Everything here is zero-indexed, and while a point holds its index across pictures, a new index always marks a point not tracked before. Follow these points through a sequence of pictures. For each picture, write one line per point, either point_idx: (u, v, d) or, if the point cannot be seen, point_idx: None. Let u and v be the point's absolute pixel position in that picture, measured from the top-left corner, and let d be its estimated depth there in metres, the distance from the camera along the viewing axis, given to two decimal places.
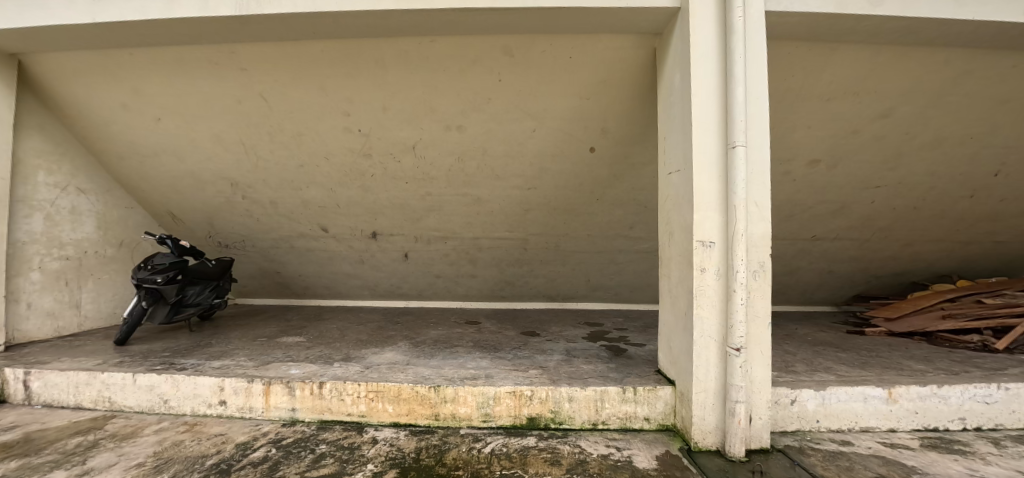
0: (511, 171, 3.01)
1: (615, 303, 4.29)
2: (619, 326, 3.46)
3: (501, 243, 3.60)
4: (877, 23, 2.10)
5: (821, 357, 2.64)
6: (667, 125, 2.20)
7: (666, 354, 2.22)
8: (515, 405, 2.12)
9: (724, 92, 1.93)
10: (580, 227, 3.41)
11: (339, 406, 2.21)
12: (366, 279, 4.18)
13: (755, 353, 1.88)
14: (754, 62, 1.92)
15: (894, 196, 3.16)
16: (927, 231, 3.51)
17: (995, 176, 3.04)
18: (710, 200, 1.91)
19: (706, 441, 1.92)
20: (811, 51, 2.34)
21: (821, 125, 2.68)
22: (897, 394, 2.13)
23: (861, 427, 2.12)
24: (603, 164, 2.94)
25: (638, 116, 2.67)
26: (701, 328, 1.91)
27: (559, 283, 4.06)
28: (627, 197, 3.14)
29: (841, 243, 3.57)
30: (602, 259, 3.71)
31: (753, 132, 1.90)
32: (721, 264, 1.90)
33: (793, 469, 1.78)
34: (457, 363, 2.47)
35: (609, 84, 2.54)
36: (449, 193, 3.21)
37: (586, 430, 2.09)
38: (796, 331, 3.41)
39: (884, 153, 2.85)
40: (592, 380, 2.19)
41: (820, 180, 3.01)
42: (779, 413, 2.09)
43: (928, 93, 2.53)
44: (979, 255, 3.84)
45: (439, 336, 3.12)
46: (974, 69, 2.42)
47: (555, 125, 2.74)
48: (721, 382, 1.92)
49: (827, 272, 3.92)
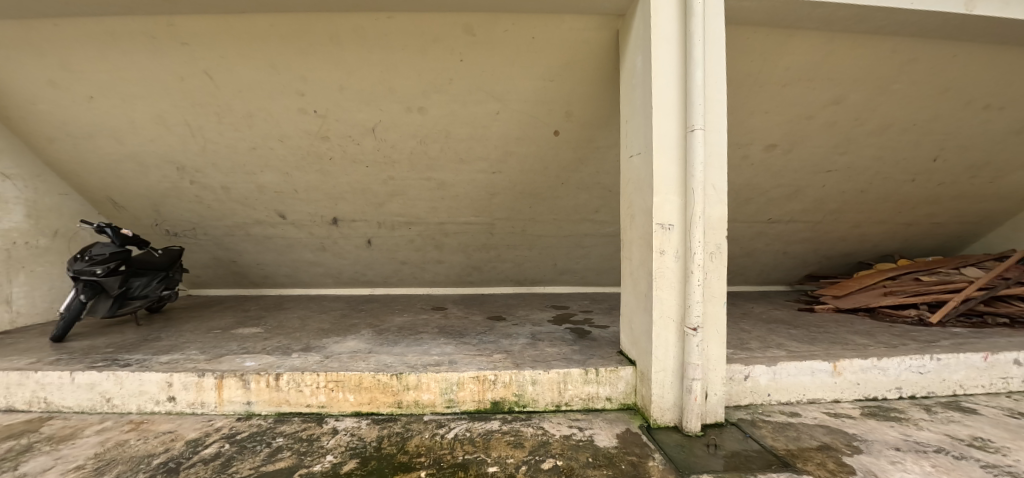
0: (476, 155, 2.96)
1: (582, 286, 4.36)
2: (585, 308, 3.51)
3: (467, 228, 3.56)
4: (829, 10, 2.14)
5: (774, 333, 2.76)
6: (629, 107, 2.19)
7: (627, 335, 2.26)
8: (478, 389, 2.11)
9: (683, 75, 1.93)
10: (546, 212, 3.41)
11: (297, 398, 2.14)
12: (329, 266, 4.05)
13: (712, 332, 1.94)
14: (713, 46, 1.94)
15: (844, 180, 3.30)
16: (874, 213, 3.70)
17: (934, 161, 3.22)
18: (670, 183, 1.92)
19: (665, 418, 1.98)
20: (769, 36, 2.36)
21: (778, 111, 2.75)
22: (842, 367, 2.25)
23: (809, 398, 2.24)
24: (568, 146, 2.91)
25: (603, 99, 2.65)
26: (660, 308, 1.94)
27: (527, 268, 4.08)
28: (592, 182, 3.15)
29: (795, 225, 3.72)
30: (569, 243, 3.74)
31: (712, 115, 1.93)
32: (679, 247, 1.93)
33: (745, 441, 1.87)
34: (421, 349, 2.43)
35: (573, 66, 2.50)
36: (412, 178, 3.13)
37: (549, 412, 2.12)
38: (752, 310, 3.55)
39: (836, 138, 2.96)
40: (556, 363, 2.20)
41: (777, 165, 3.11)
42: (734, 388, 2.17)
43: (876, 81, 2.64)
44: (919, 236, 4.09)
45: (404, 322, 3.06)
46: (917, 58, 2.52)
47: (519, 107, 2.69)
48: (679, 361, 1.97)
49: (782, 253, 4.09)
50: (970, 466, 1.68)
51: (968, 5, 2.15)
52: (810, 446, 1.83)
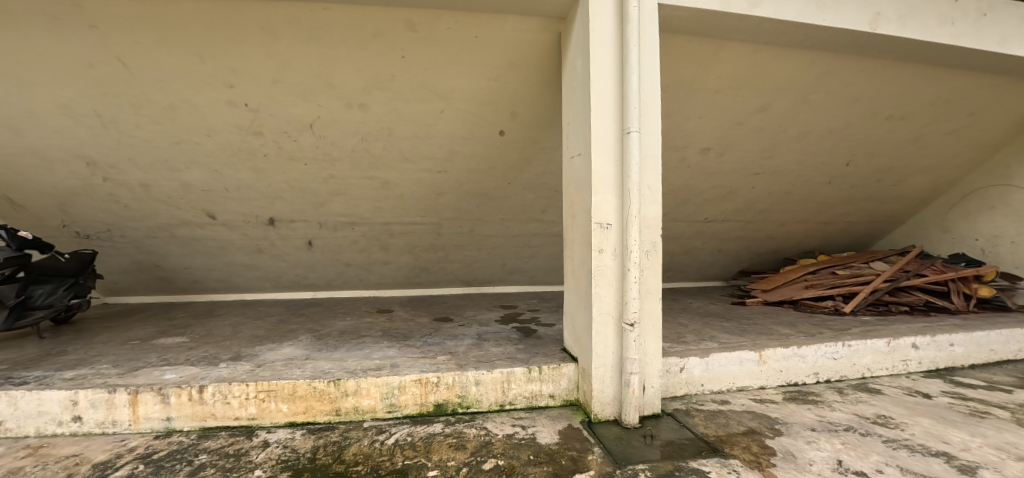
0: (421, 153, 2.90)
1: (531, 285, 4.47)
2: (532, 307, 3.56)
3: (414, 229, 3.49)
4: (754, 23, 2.28)
5: (708, 326, 2.92)
6: (571, 109, 2.23)
7: (570, 333, 2.30)
8: (421, 392, 2.07)
9: (620, 79, 2.00)
10: (494, 212, 3.42)
11: (224, 411, 2.00)
12: (267, 270, 3.84)
13: (648, 327, 2.02)
14: (648, 52, 2.01)
15: (770, 182, 3.55)
16: (797, 213, 4.01)
17: (847, 166, 3.54)
18: (608, 183, 1.97)
19: (605, 412, 2.03)
20: (701, 46, 2.48)
21: (711, 116, 2.91)
22: (767, 356, 2.42)
23: (737, 386, 2.39)
24: (514, 147, 2.93)
25: (547, 101, 2.69)
26: (600, 305, 1.99)
27: (476, 268, 4.09)
28: (538, 182, 3.19)
29: (729, 224, 3.95)
30: (517, 243, 3.78)
31: (647, 119, 2.00)
32: (617, 245, 1.98)
33: (679, 430, 1.96)
34: (362, 354, 2.36)
35: (516, 67, 2.51)
36: (355, 177, 3.02)
37: (493, 412, 2.12)
38: (690, 304, 3.74)
39: (763, 143, 3.18)
40: (500, 362, 2.21)
41: (711, 167, 3.29)
42: (670, 380, 2.27)
43: (796, 90, 2.85)
44: (835, 233, 4.48)
45: (346, 326, 2.96)
46: (831, 71, 2.75)
47: (464, 106, 2.67)
48: (618, 356, 2.03)
49: (718, 251, 4.34)
50: (873, 441, 1.86)
51: (873, 24, 2.37)
52: (737, 431, 1.94)
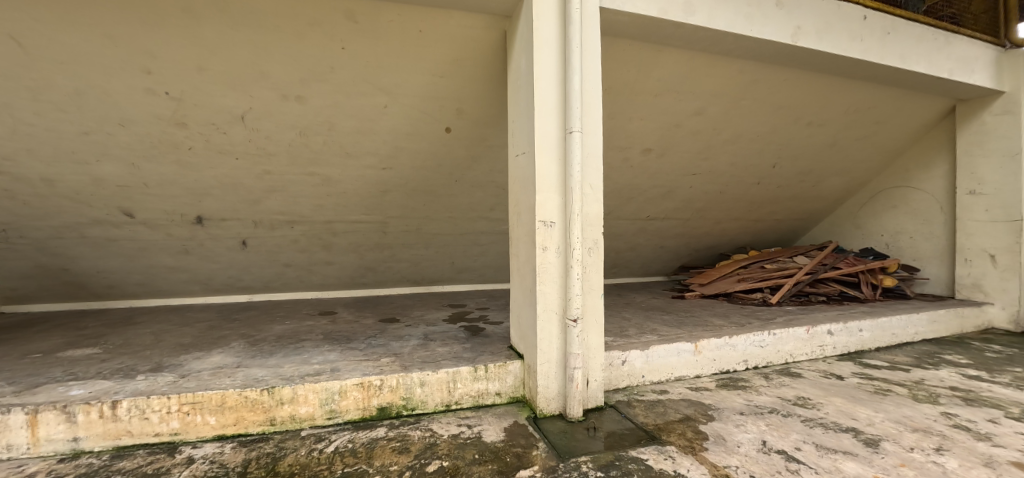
0: (364, 150, 2.81)
1: (481, 284, 4.53)
2: (481, 305, 3.56)
3: (358, 227, 3.39)
4: (690, 31, 2.40)
5: (649, 320, 3.06)
6: (516, 107, 2.23)
7: (516, 330, 2.32)
8: (363, 397, 2.01)
9: (563, 79, 2.03)
10: (441, 210, 3.39)
11: (142, 427, 1.84)
12: (196, 272, 3.57)
13: (590, 323, 2.07)
14: (589, 54, 2.06)
15: (707, 182, 3.76)
16: (731, 211, 4.28)
17: (774, 167, 3.82)
18: (551, 182, 2.00)
19: (550, 407, 2.07)
20: (642, 49, 2.58)
21: (652, 118, 3.03)
22: (701, 346, 2.57)
23: (675, 376, 2.51)
24: (461, 144, 2.91)
25: (493, 98, 2.68)
26: (544, 302, 2.01)
27: (424, 267, 4.05)
28: (485, 180, 3.20)
29: (669, 222, 4.15)
30: (465, 241, 3.78)
31: (589, 119, 2.05)
32: (560, 243, 2.02)
33: (621, 421, 2.03)
34: (300, 359, 2.25)
35: (462, 63, 2.48)
36: (293, 173, 2.87)
37: (439, 413, 2.09)
38: (634, 299, 3.90)
39: (699, 145, 3.36)
40: (445, 362, 2.19)
41: (652, 167, 3.43)
42: (613, 373, 2.35)
43: (728, 96, 3.04)
44: (764, 230, 4.83)
45: (285, 330, 2.81)
46: (759, 78, 2.96)
47: (409, 102, 2.61)
48: (562, 351, 2.07)
49: (660, 247, 4.56)
50: (793, 421, 2.02)
51: (794, 37, 2.57)
52: (674, 419, 2.05)
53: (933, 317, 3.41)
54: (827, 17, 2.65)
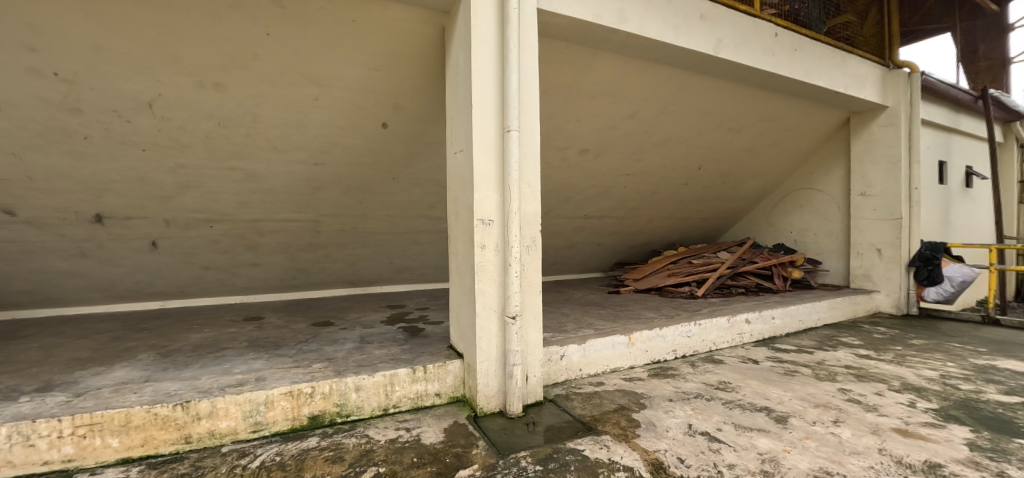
0: (293, 144, 2.65)
1: (421, 283, 4.48)
2: (420, 304, 3.51)
3: (288, 226, 3.20)
4: (623, 37, 2.51)
5: (586, 315, 3.18)
6: (454, 105, 2.21)
7: (455, 330, 2.30)
8: (292, 406, 1.90)
9: (500, 79, 2.04)
10: (379, 208, 3.30)
11: (27, 455, 1.60)
12: (96, 277, 3.17)
13: (529, 319, 2.11)
14: (527, 55, 2.09)
15: (640, 182, 3.97)
16: (662, 210, 4.55)
17: (700, 169, 4.11)
18: (490, 180, 2.00)
19: (490, 404, 2.08)
20: (578, 53, 2.66)
21: (590, 120, 3.14)
22: (635, 338, 2.71)
23: (611, 368, 2.63)
24: (398, 140, 2.84)
25: (431, 95, 2.64)
26: (483, 300, 2.02)
27: (361, 267, 3.92)
28: (424, 178, 3.16)
29: (606, 220, 4.33)
30: (404, 239, 3.71)
31: (526, 119, 2.08)
32: (499, 241, 2.03)
33: (559, 414, 2.09)
34: (220, 369, 2.08)
35: (399, 57, 2.41)
36: (212, 168, 2.64)
37: (376, 418, 2.03)
38: (573, 295, 4.03)
39: (633, 147, 3.53)
40: (383, 365, 2.12)
41: (589, 167, 3.55)
42: (552, 368, 2.41)
43: (659, 101, 3.22)
44: (692, 228, 5.19)
45: (204, 339, 2.59)
46: (686, 86, 3.16)
47: (343, 95, 2.49)
48: (501, 349, 2.09)
49: (597, 244, 4.74)
50: (715, 404, 2.19)
51: (716, 49, 2.78)
52: (609, 409, 2.14)
53: (832, 304, 3.84)
54: (744, 32, 2.90)
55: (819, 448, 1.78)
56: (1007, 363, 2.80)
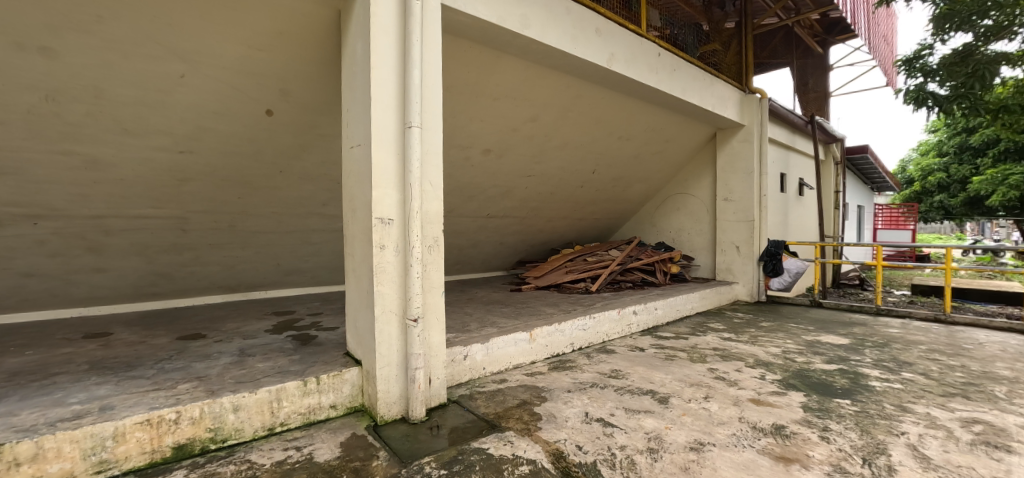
0: (152, 127, 2.25)
1: (313, 286, 4.15)
2: (312, 310, 3.25)
3: (144, 224, 2.72)
4: (525, 42, 2.59)
5: (489, 313, 3.22)
6: (351, 96, 2.07)
7: (352, 336, 2.17)
8: (151, 437, 1.60)
9: (402, 73, 1.96)
10: (262, 205, 2.98)
11: None
12: None
13: (431, 320, 2.07)
14: (429, 51, 2.05)
15: (542, 183, 4.15)
16: (561, 210, 4.81)
17: (595, 173, 4.43)
18: (389, 178, 1.92)
19: (391, 411, 1.99)
20: (482, 53, 2.68)
21: (493, 121, 3.18)
22: (536, 334, 2.82)
23: (513, 364, 2.70)
24: (286, 130, 2.58)
25: (325, 84, 2.45)
26: (382, 303, 1.92)
27: (241, 270, 3.50)
28: (317, 173, 2.92)
29: (510, 219, 4.45)
30: (292, 239, 3.39)
31: (428, 116, 2.04)
32: (399, 241, 1.96)
33: (464, 415, 2.08)
34: (46, 401, 1.68)
35: (288, 39, 2.16)
36: (34, 151, 2.11)
37: (260, 439, 1.82)
38: (476, 294, 4.06)
39: (534, 150, 3.68)
40: (268, 379, 1.91)
41: (493, 167, 3.61)
42: (456, 368, 2.39)
43: (558, 107, 3.40)
44: (588, 228, 5.57)
45: (22, 364, 2.07)
46: (581, 94, 3.39)
47: (217, 75, 2.18)
48: (402, 353, 2.02)
49: (500, 243, 4.85)
50: (609, 391, 2.37)
51: (608, 62, 3.02)
52: (512, 405, 2.19)
53: (703, 294, 4.42)
54: (632, 49, 3.19)
55: (694, 422, 2.02)
56: (826, 338, 3.49)
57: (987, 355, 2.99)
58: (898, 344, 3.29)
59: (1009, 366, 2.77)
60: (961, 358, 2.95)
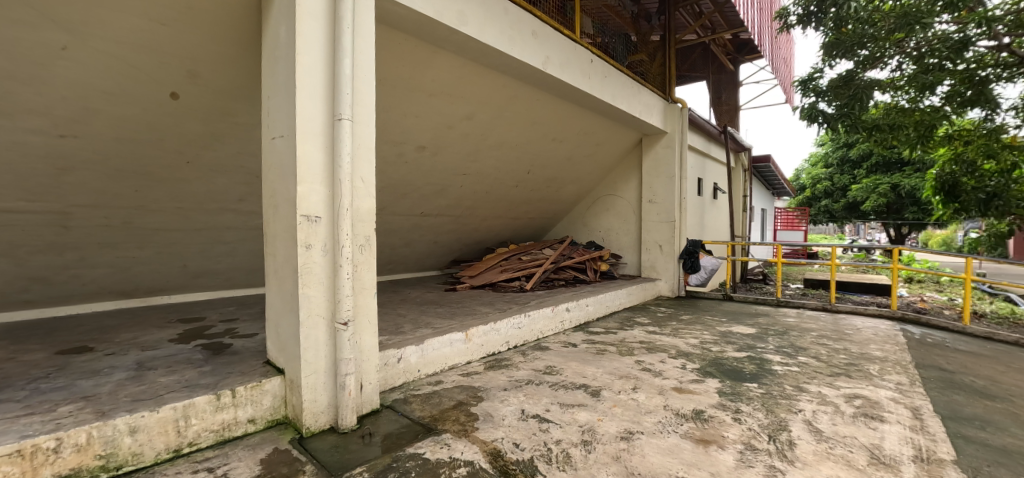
0: (19, 104, 1.89)
1: (227, 289, 3.77)
2: (227, 316, 2.94)
3: (9, 220, 2.29)
4: (462, 39, 2.56)
5: (424, 314, 3.13)
6: (272, 82, 1.90)
7: (273, 343, 1.99)
8: (22, 471, 1.33)
9: (331, 61, 1.84)
10: (165, 199, 2.64)
11: None
12: None
13: (363, 323, 1.97)
14: (361, 39, 1.94)
15: (477, 182, 4.13)
16: (497, 210, 4.83)
17: (530, 173, 4.50)
18: (316, 172, 1.79)
19: (319, 422, 1.86)
20: (418, 47, 2.59)
21: (429, 117, 3.10)
22: (471, 334, 2.79)
23: (449, 365, 2.65)
24: (194, 116, 2.30)
25: (243, 69, 2.22)
26: (308, 307, 1.79)
27: (138, 273, 3.07)
28: (232, 165, 2.65)
29: (445, 218, 4.38)
30: (201, 238, 3.05)
31: (360, 109, 1.93)
32: (327, 240, 1.83)
33: (398, 420, 2.00)
34: None
35: (198, 15, 1.92)
36: None
37: (163, 463, 1.60)
38: (410, 294, 3.94)
39: (470, 148, 3.64)
40: (174, 394, 1.69)
41: (427, 164, 3.51)
42: (388, 373, 2.30)
43: (494, 106, 3.39)
44: (524, 227, 5.66)
45: None
46: (517, 95, 3.43)
47: (108, 49, 1.88)
48: (330, 359, 1.89)
49: (434, 242, 4.75)
50: (544, 387, 2.42)
51: (543, 64, 3.07)
52: (449, 407, 2.15)
53: (631, 290, 4.68)
54: (566, 53, 3.28)
55: (623, 412, 2.12)
56: (736, 328, 3.86)
57: (863, 338, 3.49)
58: (795, 332, 3.73)
59: (880, 348, 3.25)
60: (844, 342, 3.40)
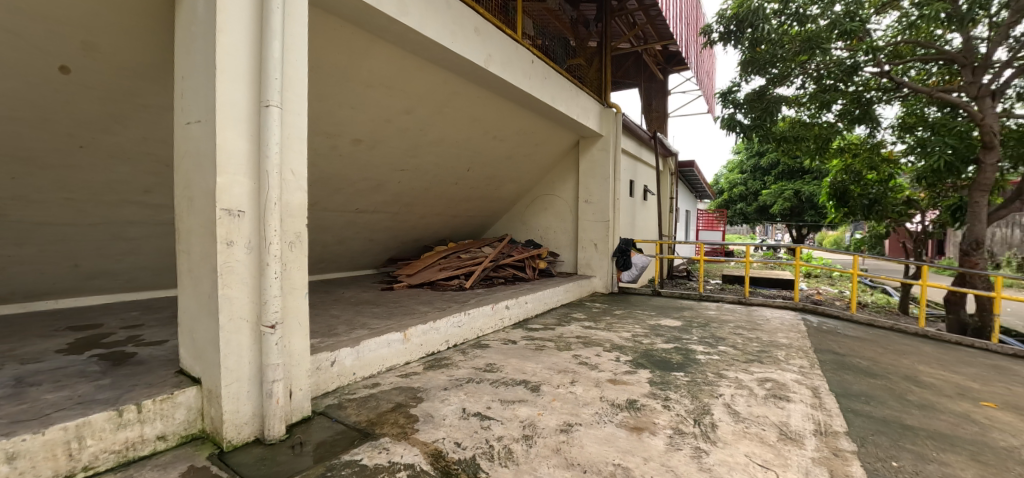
0: None
1: (128, 292, 3.34)
2: (130, 322, 2.61)
3: None
4: (403, 30, 2.48)
5: (359, 315, 3.00)
6: (187, 60, 1.71)
7: (187, 350, 1.80)
8: None
9: (257, 42, 1.69)
10: (48, 188, 2.27)
11: None
12: None
13: (292, 326, 1.84)
14: (292, 22, 1.80)
15: (417, 178, 4.03)
16: (436, 207, 4.76)
17: (471, 171, 4.48)
18: (239, 163, 1.64)
19: (242, 434, 1.71)
20: (355, 35, 2.47)
21: (366, 109, 2.98)
22: (410, 334, 2.72)
23: (387, 367, 2.57)
24: (88, 94, 1.99)
25: (150, 44, 1.97)
26: (230, 309, 1.63)
27: (12, 275, 2.61)
28: (136, 151, 2.35)
29: (382, 214, 4.22)
30: (96, 233, 2.67)
31: (290, 96, 1.80)
32: (252, 237, 1.69)
33: (332, 426, 1.90)
34: None
35: None
36: None
37: None
38: (343, 294, 3.75)
39: (409, 143, 3.55)
40: (63, 413, 1.47)
41: (363, 159, 3.37)
42: (321, 377, 2.17)
43: (435, 101, 3.33)
44: (465, 225, 5.62)
45: None
46: (458, 91, 3.40)
47: None
48: (255, 365, 1.75)
49: (370, 239, 4.57)
50: (485, 385, 2.43)
51: (485, 62, 3.07)
52: (387, 409, 2.08)
53: (568, 287, 4.84)
54: (507, 52, 3.31)
55: (562, 405, 2.19)
56: (664, 321, 4.14)
57: (772, 328, 3.91)
58: (715, 323, 4.08)
59: (785, 336, 3.66)
60: (756, 331, 3.79)
